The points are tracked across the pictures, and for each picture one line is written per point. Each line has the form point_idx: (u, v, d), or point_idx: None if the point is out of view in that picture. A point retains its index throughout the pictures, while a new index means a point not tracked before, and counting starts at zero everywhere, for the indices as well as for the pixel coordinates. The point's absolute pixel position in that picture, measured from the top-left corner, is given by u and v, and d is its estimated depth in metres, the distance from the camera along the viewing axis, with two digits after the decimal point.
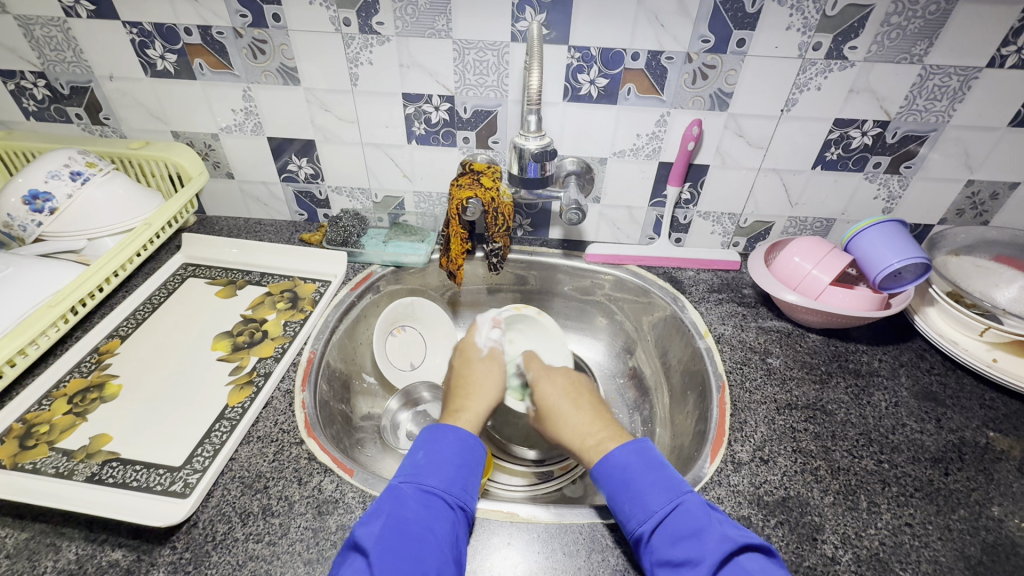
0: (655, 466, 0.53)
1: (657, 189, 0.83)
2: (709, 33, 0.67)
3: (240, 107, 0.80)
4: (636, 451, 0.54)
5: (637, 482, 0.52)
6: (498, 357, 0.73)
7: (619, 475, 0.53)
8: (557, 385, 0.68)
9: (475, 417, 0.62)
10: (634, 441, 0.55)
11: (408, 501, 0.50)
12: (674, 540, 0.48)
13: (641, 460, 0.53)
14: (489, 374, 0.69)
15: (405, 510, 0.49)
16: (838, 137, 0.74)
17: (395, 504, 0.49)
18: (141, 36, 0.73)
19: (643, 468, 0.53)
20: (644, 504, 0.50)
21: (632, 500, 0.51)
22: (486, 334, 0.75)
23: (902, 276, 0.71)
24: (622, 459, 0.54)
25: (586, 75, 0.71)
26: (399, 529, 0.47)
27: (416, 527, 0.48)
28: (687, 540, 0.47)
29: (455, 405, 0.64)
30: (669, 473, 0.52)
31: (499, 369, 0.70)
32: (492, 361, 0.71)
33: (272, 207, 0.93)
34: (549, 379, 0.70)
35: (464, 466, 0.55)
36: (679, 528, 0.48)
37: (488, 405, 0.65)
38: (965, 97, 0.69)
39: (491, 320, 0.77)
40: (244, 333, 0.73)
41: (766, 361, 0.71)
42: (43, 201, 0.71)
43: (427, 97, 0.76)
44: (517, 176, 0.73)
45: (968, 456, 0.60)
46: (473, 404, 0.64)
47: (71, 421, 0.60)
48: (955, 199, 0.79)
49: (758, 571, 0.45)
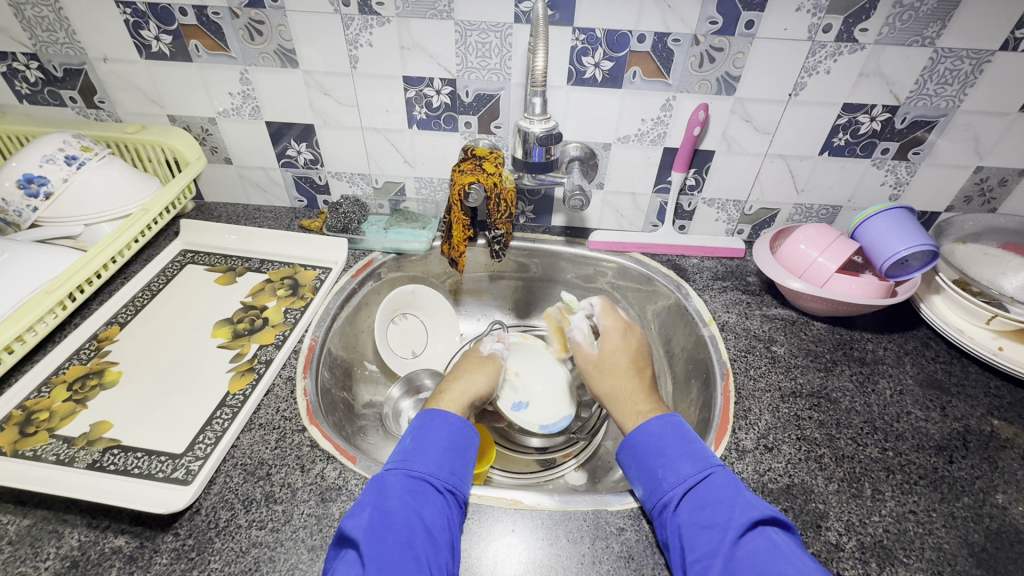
0: (686, 439, 0.55)
1: (662, 175, 0.82)
2: (717, 14, 0.65)
3: (238, 91, 0.78)
4: (671, 424, 0.56)
5: (671, 450, 0.53)
6: (498, 360, 0.73)
7: (652, 444, 0.55)
8: (626, 347, 0.69)
9: (457, 400, 0.63)
10: (668, 416, 0.57)
11: (391, 491, 0.49)
12: (702, 505, 0.48)
13: (674, 431, 0.55)
14: (488, 369, 0.70)
15: (389, 500, 0.49)
16: (846, 122, 0.73)
17: (380, 495, 0.49)
18: (135, 16, 0.71)
19: (676, 439, 0.55)
20: (675, 470, 0.52)
21: (663, 465, 0.53)
22: (490, 344, 0.76)
23: (908, 264, 0.70)
24: (655, 429, 0.56)
25: (590, 58, 0.70)
26: (383, 519, 0.47)
27: (398, 518, 0.47)
28: (716, 505, 0.48)
29: (442, 387, 0.65)
30: (699, 446, 0.54)
31: (497, 367, 0.72)
32: (489, 362, 0.72)
33: (272, 193, 0.92)
34: (621, 336, 0.70)
35: (452, 450, 0.55)
36: (707, 495, 0.49)
37: (476, 390, 0.66)
38: (977, 81, 0.67)
39: (496, 336, 0.78)
40: (244, 320, 0.73)
41: (771, 349, 0.71)
42: (38, 185, 0.70)
43: (429, 80, 0.74)
44: (521, 160, 0.71)
45: (973, 444, 0.60)
46: (460, 386, 0.65)
47: (71, 407, 0.60)
48: (963, 186, 0.78)
49: (784, 542, 0.45)
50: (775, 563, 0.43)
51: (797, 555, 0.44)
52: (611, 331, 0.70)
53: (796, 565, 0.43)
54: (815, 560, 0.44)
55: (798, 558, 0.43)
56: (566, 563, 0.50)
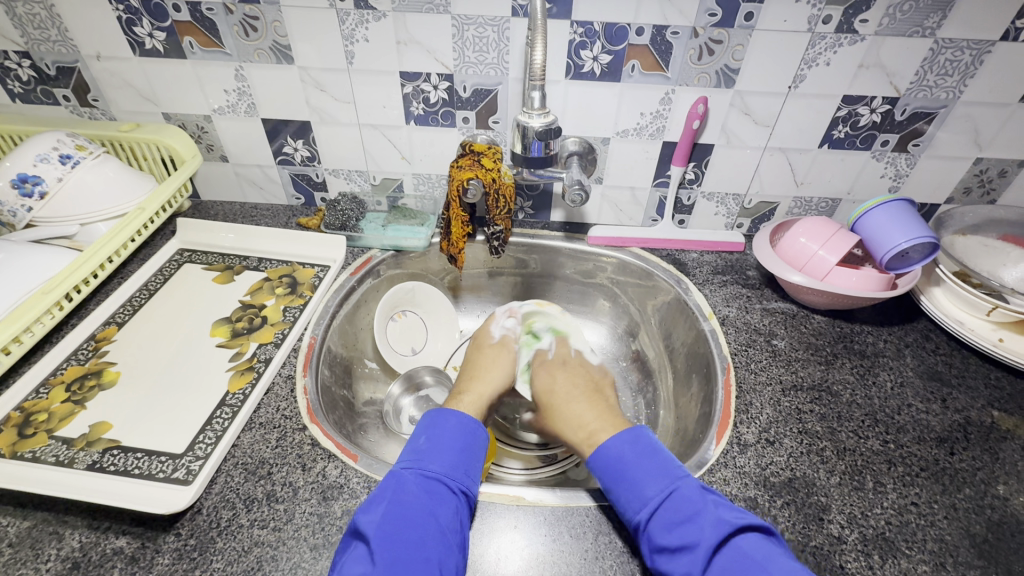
0: (648, 453, 0.53)
1: (661, 169, 0.81)
2: (715, 6, 0.65)
3: (233, 88, 0.77)
4: (632, 440, 0.55)
5: (633, 470, 0.52)
6: (509, 344, 0.71)
7: (615, 465, 0.53)
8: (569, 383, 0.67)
9: (476, 400, 0.62)
10: (630, 429, 0.56)
11: (407, 489, 0.49)
12: (670, 525, 0.48)
13: (634, 449, 0.54)
14: (499, 360, 0.69)
15: (405, 497, 0.49)
16: (846, 115, 0.73)
17: (395, 491, 0.49)
18: (128, 13, 0.70)
19: (637, 457, 0.53)
20: (640, 492, 0.50)
21: (628, 489, 0.51)
22: (502, 323, 0.74)
23: (909, 256, 0.70)
24: (616, 449, 0.54)
25: (588, 52, 0.69)
26: (397, 516, 0.47)
27: (412, 516, 0.47)
28: (683, 526, 0.47)
29: (461, 388, 0.65)
30: (664, 459, 0.53)
31: (509, 356, 0.69)
32: (503, 348, 0.71)
33: (269, 191, 0.91)
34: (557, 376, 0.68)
35: (465, 451, 0.54)
36: (675, 514, 0.48)
37: (493, 391, 0.65)
38: (977, 72, 0.67)
39: (508, 311, 0.76)
40: (243, 319, 0.72)
41: (771, 343, 0.71)
42: (32, 185, 0.69)
43: (426, 75, 0.73)
44: (520, 155, 0.71)
45: (974, 436, 0.60)
46: (478, 387, 0.65)
47: (69, 408, 0.60)
48: (963, 177, 0.78)
49: (755, 549, 0.45)
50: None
51: (770, 561, 0.44)
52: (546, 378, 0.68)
53: (770, 573, 0.43)
54: (792, 566, 0.43)
55: (771, 565, 0.44)
56: (569, 558, 0.50)
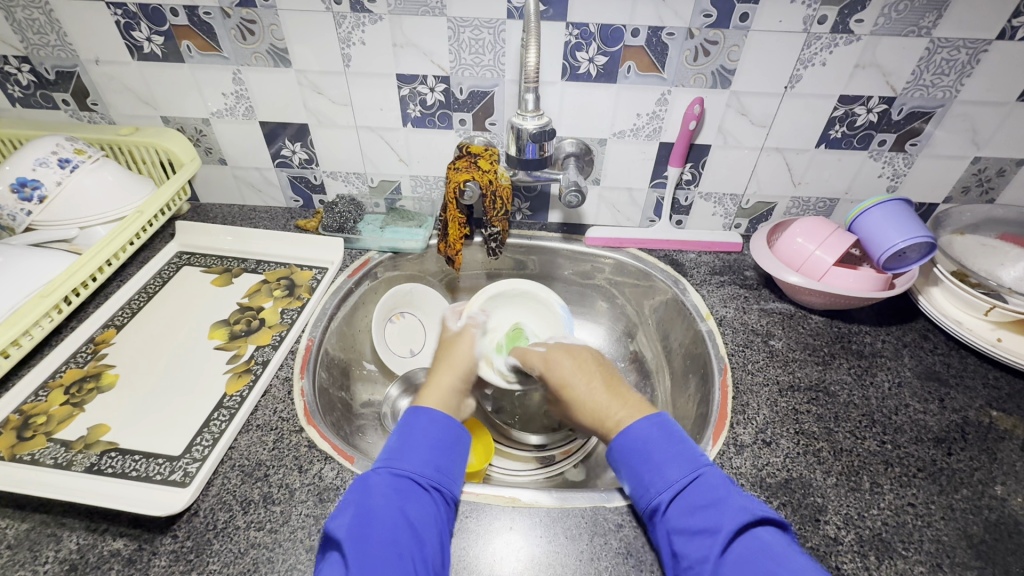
0: (674, 439, 0.52)
1: (658, 170, 0.82)
2: (711, 7, 0.65)
3: (230, 91, 0.78)
4: (658, 424, 0.53)
5: (658, 454, 0.51)
6: (470, 331, 0.70)
7: (640, 447, 0.52)
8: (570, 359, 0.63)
9: (439, 390, 0.61)
10: (655, 415, 0.54)
11: (376, 489, 0.49)
12: (691, 510, 0.47)
13: (662, 433, 0.52)
14: (460, 349, 0.67)
15: (374, 497, 0.48)
16: (842, 114, 0.73)
17: (363, 493, 0.49)
18: (126, 17, 0.71)
19: (663, 440, 0.52)
20: (663, 475, 0.50)
21: (651, 471, 0.50)
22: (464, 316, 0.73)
23: (907, 256, 0.69)
24: (642, 432, 0.52)
25: (584, 53, 0.69)
26: (367, 517, 0.47)
27: (383, 514, 0.47)
28: (705, 509, 0.47)
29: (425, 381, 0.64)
30: (688, 445, 0.52)
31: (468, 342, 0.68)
32: (463, 336, 0.69)
33: (267, 193, 0.92)
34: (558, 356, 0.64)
35: (438, 447, 0.54)
36: (697, 499, 0.47)
37: (455, 377, 0.63)
38: (974, 71, 0.67)
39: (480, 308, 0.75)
40: (241, 321, 0.73)
41: (768, 343, 0.71)
42: (31, 189, 0.70)
43: (422, 78, 0.74)
44: (515, 157, 0.71)
45: (972, 436, 0.60)
46: (439, 377, 0.63)
47: (68, 411, 0.60)
48: (961, 176, 0.78)
49: (774, 541, 0.44)
50: (763, 566, 0.43)
51: (786, 555, 0.43)
52: (548, 361, 0.64)
53: (785, 566, 0.42)
54: (805, 560, 0.43)
55: (788, 559, 0.43)
56: (565, 559, 0.50)
